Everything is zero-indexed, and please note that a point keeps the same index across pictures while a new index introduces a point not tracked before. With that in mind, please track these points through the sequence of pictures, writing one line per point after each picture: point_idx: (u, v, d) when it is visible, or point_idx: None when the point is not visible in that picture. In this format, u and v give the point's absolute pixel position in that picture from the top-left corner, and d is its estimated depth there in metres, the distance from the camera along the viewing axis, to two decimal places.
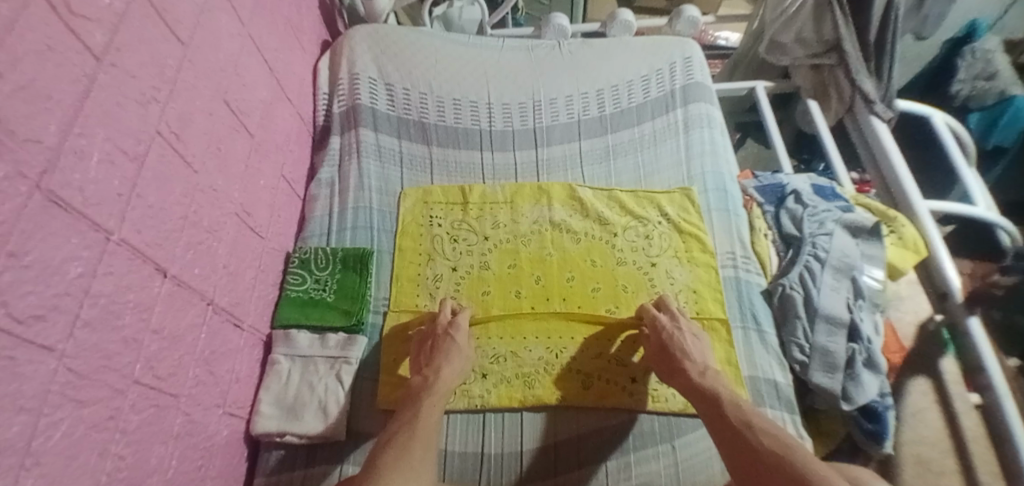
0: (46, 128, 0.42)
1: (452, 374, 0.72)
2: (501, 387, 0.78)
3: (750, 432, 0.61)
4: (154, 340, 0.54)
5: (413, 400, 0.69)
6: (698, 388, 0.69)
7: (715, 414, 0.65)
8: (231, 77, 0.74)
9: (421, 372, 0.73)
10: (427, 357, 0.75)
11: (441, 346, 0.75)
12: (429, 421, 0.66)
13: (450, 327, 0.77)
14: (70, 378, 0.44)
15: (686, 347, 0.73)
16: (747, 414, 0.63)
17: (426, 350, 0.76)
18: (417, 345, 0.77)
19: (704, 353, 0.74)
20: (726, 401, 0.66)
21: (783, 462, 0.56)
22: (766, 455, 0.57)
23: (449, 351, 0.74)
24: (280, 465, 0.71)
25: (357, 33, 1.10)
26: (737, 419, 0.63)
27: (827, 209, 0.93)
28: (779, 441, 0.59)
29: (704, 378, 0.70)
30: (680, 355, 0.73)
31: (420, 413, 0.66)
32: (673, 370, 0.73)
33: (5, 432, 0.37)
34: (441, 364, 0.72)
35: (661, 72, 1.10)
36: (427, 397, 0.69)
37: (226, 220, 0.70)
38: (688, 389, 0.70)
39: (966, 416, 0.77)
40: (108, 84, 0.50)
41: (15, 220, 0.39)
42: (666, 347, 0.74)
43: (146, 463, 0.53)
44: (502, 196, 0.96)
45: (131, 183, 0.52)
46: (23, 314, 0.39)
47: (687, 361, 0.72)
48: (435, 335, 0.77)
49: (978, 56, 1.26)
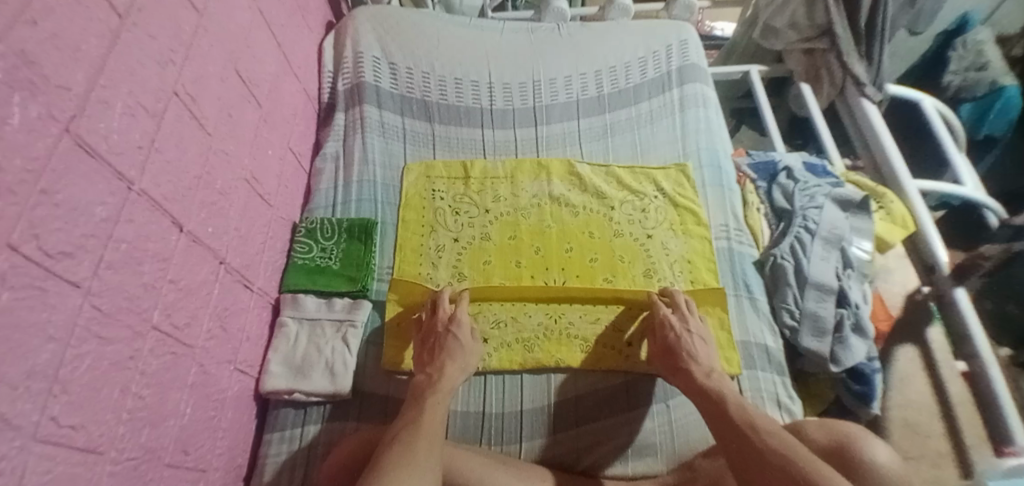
0: (75, 77, 0.45)
1: (457, 373, 0.70)
2: (501, 350, 0.80)
3: (754, 433, 0.58)
4: (171, 289, 0.57)
5: (414, 400, 0.66)
6: (700, 389, 0.67)
7: (718, 414, 0.62)
8: (242, 48, 0.77)
9: (426, 370, 0.71)
10: (428, 356, 0.73)
11: (443, 344, 0.73)
12: (433, 421, 0.62)
13: (451, 324, 0.75)
14: (95, 315, 0.46)
15: (694, 350, 0.71)
16: (751, 413, 0.60)
17: (428, 349, 0.74)
18: (417, 343, 0.76)
19: (711, 357, 0.72)
20: (730, 402, 0.63)
21: (792, 468, 0.53)
22: (774, 459, 0.55)
23: (453, 350, 0.72)
24: (287, 422, 0.73)
25: (362, 14, 1.13)
26: (742, 421, 0.60)
27: (818, 184, 0.96)
28: (786, 443, 0.56)
29: (710, 380, 0.67)
30: (687, 357, 0.71)
31: (423, 413, 0.63)
32: (678, 370, 0.71)
33: (36, 357, 0.39)
34: (445, 363, 0.71)
35: (658, 54, 1.13)
36: (431, 396, 0.66)
37: (237, 185, 0.73)
38: (691, 390, 0.68)
39: (953, 383, 0.81)
40: (129, 43, 0.53)
41: (46, 159, 0.41)
42: (671, 349, 0.73)
43: (162, 406, 0.55)
44: (503, 171, 0.99)
45: (151, 138, 0.55)
46: (53, 249, 0.41)
47: (692, 362, 0.70)
48: (435, 333, 0.75)
49: (969, 48, 1.30)
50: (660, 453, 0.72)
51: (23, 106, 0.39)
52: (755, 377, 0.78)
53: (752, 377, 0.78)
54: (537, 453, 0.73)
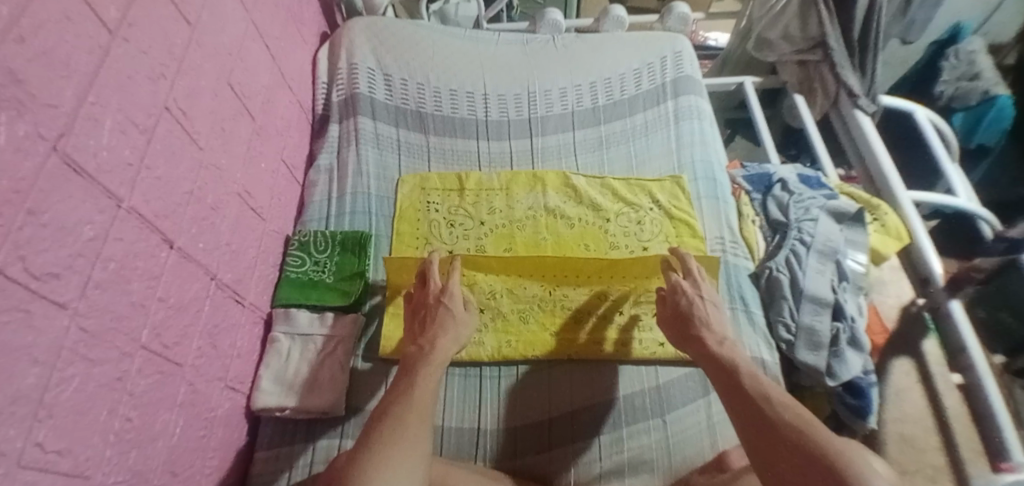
0: (64, 94, 0.44)
1: (448, 345, 0.69)
2: (496, 321, 0.83)
3: (768, 405, 0.57)
4: (161, 307, 0.56)
5: (406, 371, 0.65)
6: (713, 357, 0.66)
7: (732, 384, 0.62)
8: (235, 61, 0.77)
9: (415, 342, 0.70)
10: (421, 329, 0.72)
11: (435, 316, 0.72)
12: (424, 395, 0.61)
13: (443, 296, 0.74)
14: (82, 336, 0.45)
15: (706, 316, 0.71)
16: (766, 386, 0.60)
17: (420, 321, 0.73)
18: (410, 313, 0.76)
19: (723, 323, 0.71)
20: (743, 372, 0.62)
21: (806, 440, 0.51)
22: (785, 431, 0.53)
23: (444, 321, 0.71)
24: (279, 439, 0.72)
25: (356, 25, 1.13)
26: (756, 393, 0.59)
27: (813, 196, 0.96)
28: (798, 416, 0.55)
29: (722, 347, 0.67)
30: (699, 323, 0.70)
31: (413, 388, 0.61)
32: (688, 337, 0.71)
33: (21, 381, 0.38)
34: (436, 333, 0.70)
35: (653, 65, 1.13)
36: (422, 368, 0.65)
37: (229, 199, 0.72)
38: (702, 357, 0.68)
39: (948, 396, 0.80)
40: (120, 58, 0.52)
41: (34, 178, 0.40)
42: (684, 315, 0.72)
43: (151, 427, 0.54)
44: (498, 183, 0.98)
45: (141, 154, 0.54)
46: (39, 270, 0.41)
47: (704, 329, 0.70)
48: (426, 304, 0.74)
49: (962, 58, 1.30)
50: (657, 470, 0.71)
51: (10, 126, 0.38)
52: None
53: None
54: (535, 469, 0.72)
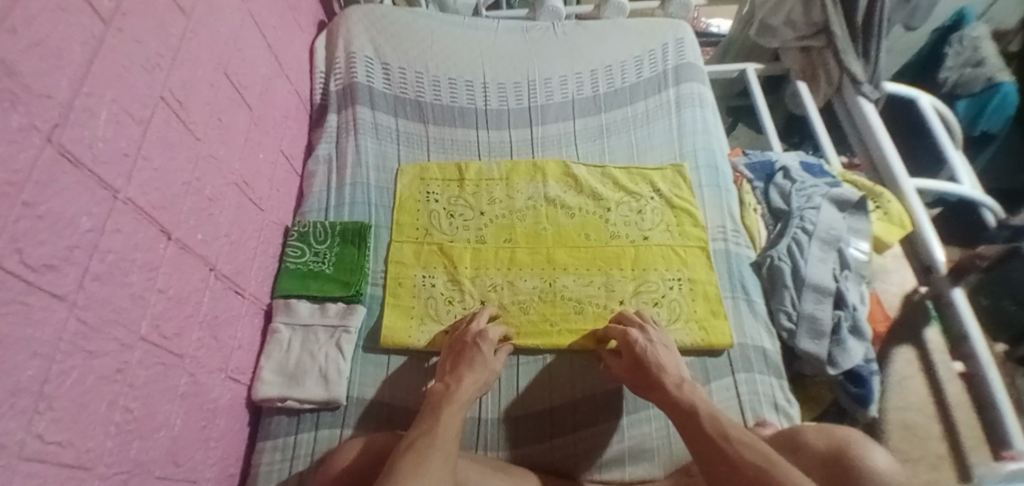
0: (59, 85, 0.44)
1: (473, 386, 0.69)
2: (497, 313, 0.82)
3: (728, 445, 0.57)
4: (160, 299, 0.56)
5: (431, 407, 0.66)
6: (673, 403, 0.64)
7: (691, 430, 0.60)
8: (231, 51, 0.76)
9: (443, 379, 0.71)
10: (451, 365, 0.72)
11: (467, 354, 0.72)
12: (448, 434, 0.60)
13: (478, 337, 0.74)
14: (81, 328, 0.45)
15: (660, 360, 0.70)
16: (724, 424, 0.59)
17: (453, 357, 0.74)
18: (446, 350, 0.76)
19: (677, 365, 0.71)
20: (703, 413, 0.61)
21: (768, 479, 0.52)
22: (749, 471, 0.53)
23: (475, 362, 0.71)
24: (281, 430, 0.73)
25: (355, 13, 1.12)
26: (715, 432, 0.58)
27: (816, 184, 0.95)
28: (759, 453, 0.55)
29: (681, 391, 0.65)
30: (656, 369, 0.69)
31: (439, 423, 0.62)
32: (649, 384, 0.68)
33: (20, 374, 0.38)
34: (463, 372, 0.70)
35: (655, 53, 1.12)
36: (446, 405, 0.65)
37: (228, 190, 0.72)
38: (663, 404, 0.66)
39: (950, 384, 0.80)
40: (115, 48, 0.52)
41: (29, 170, 0.40)
42: (640, 362, 0.70)
43: (153, 419, 0.54)
44: (498, 173, 0.98)
45: (137, 145, 0.54)
46: (37, 262, 0.40)
47: (663, 374, 0.68)
48: (463, 342, 0.74)
49: (966, 44, 1.28)
50: (658, 458, 0.71)
51: (4, 117, 0.38)
52: (753, 379, 0.77)
53: (750, 379, 0.77)
54: (537, 460, 0.72)
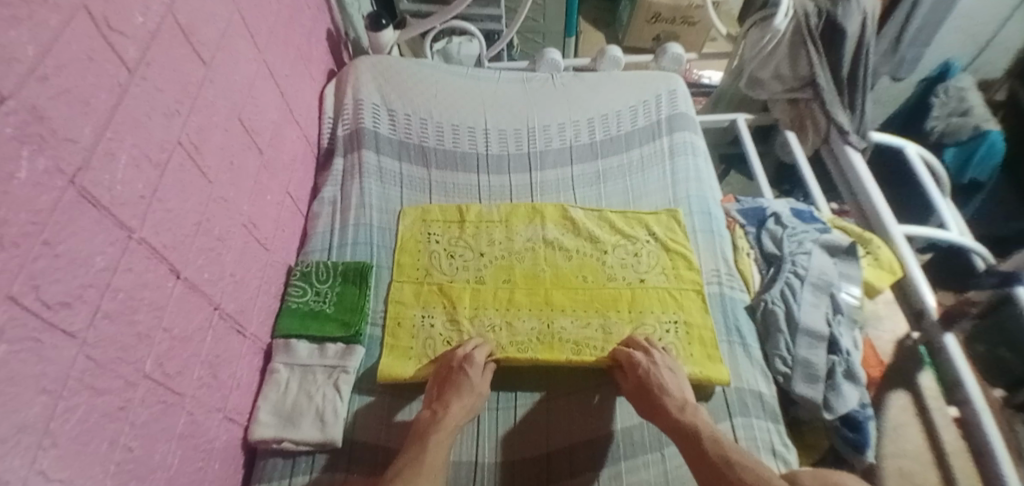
0: (83, 130, 0.47)
1: (461, 412, 0.72)
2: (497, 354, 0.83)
3: (730, 470, 0.62)
4: (165, 337, 0.57)
5: (417, 437, 0.69)
6: (679, 427, 0.69)
7: (696, 453, 0.65)
8: (245, 97, 0.80)
9: (431, 405, 0.73)
10: (438, 392, 0.75)
11: (454, 380, 0.75)
12: (434, 461, 0.65)
13: (466, 362, 0.76)
14: (88, 366, 0.46)
15: (664, 382, 0.74)
16: (726, 450, 0.64)
17: (439, 382, 0.76)
18: (433, 378, 0.78)
19: (681, 387, 0.75)
20: (706, 437, 0.66)
21: None
22: None
23: (461, 387, 0.74)
24: (275, 473, 0.72)
25: (363, 63, 1.17)
26: (719, 457, 0.63)
27: (806, 230, 0.98)
28: (759, 478, 0.60)
29: (684, 414, 0.71)
30: (660, 392, 0.73)
31: (424, 454, 0.65)
32: (653, 408, 0.73)
33: (27, 410, 0.39)
34: (451, 399, 0.73)
35: (648, 104, 1.17)
36: (434, 434, 0.68)
37: (235, 230, 0.74)
38: (668, 427, 0.70)
39: (945, 430, 0.80)
40: (138, 95, 0.55)
41: (50, 211, 0.42)
42: (644, 385, 0.74)
43: (150, 458, 0.54)
44: (498, 216, 1.01)
45: (153, 187, 0.57)
46: (51, 299, 0.42)
47: (665, 397, 0.73)
48: (449, 368, 0.76)
49: (952, 94, 1.36)
50: None
51: (31, 160, 0.40)
52: (750, 424, 0.77)
53: (747, 423, 0.77)
54: None
